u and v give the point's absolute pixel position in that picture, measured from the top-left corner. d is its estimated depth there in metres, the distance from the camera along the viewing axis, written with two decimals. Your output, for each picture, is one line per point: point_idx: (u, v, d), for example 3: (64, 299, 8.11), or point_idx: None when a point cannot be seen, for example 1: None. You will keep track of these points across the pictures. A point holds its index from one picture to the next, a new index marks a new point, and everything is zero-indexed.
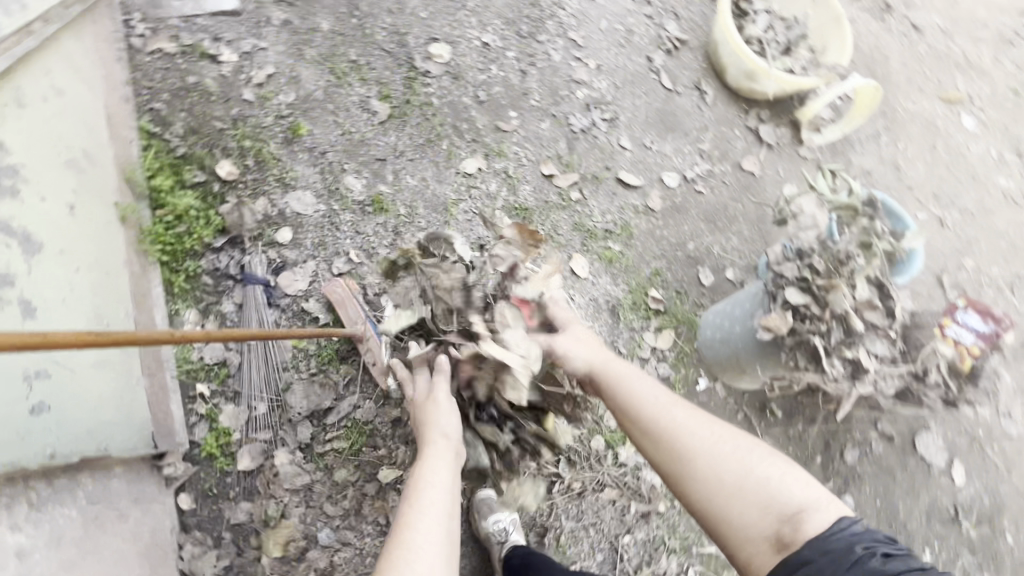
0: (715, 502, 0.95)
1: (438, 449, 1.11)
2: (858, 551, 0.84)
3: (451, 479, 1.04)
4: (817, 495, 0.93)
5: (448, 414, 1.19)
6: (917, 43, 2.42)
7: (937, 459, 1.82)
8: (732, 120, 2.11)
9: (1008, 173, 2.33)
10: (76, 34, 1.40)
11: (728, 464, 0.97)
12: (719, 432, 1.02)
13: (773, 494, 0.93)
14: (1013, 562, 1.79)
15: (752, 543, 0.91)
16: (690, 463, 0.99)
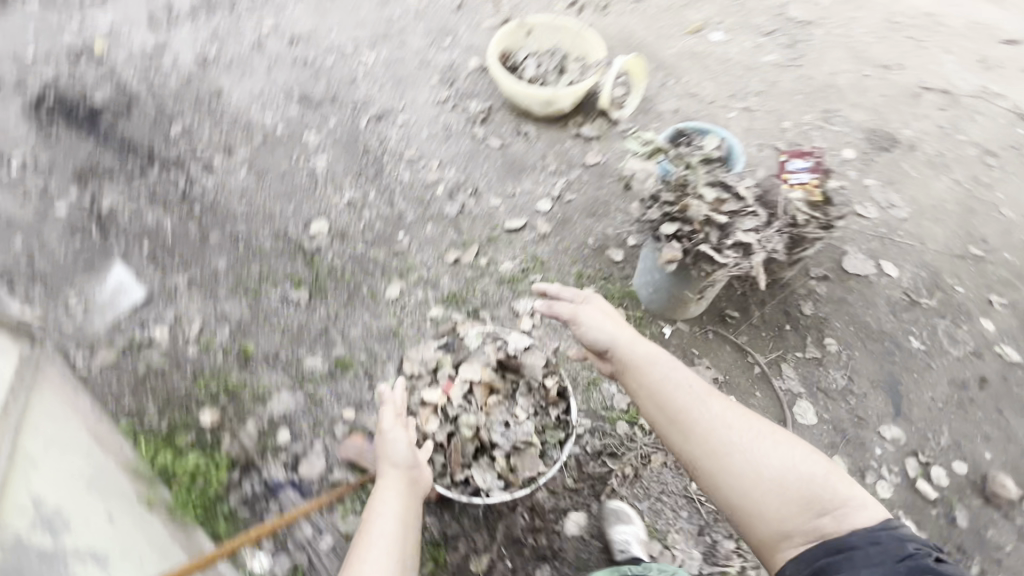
0: (757, 492, 1.14)
1: (392, 482, 1.26)
2: (912, 549, 1.01)
3: (403, 510, 1.21)
4: (847, 489, 1.12)
5: (400, 446, 1.30)
6: (646, 12, 3.04)
7: (866, 271, 2.14)
8: (559, 138, 2.55)
9: (766, 53, 2.90)
10: (49, 371, 1.55)
11: (773, 458, 1.16)
12: (758, 430, 1.21)
13: (816, 489, 1.12)
14: (973, 305, 2.08)
15: (786, 531, 1.10)
16: (731, 459, 1.17)
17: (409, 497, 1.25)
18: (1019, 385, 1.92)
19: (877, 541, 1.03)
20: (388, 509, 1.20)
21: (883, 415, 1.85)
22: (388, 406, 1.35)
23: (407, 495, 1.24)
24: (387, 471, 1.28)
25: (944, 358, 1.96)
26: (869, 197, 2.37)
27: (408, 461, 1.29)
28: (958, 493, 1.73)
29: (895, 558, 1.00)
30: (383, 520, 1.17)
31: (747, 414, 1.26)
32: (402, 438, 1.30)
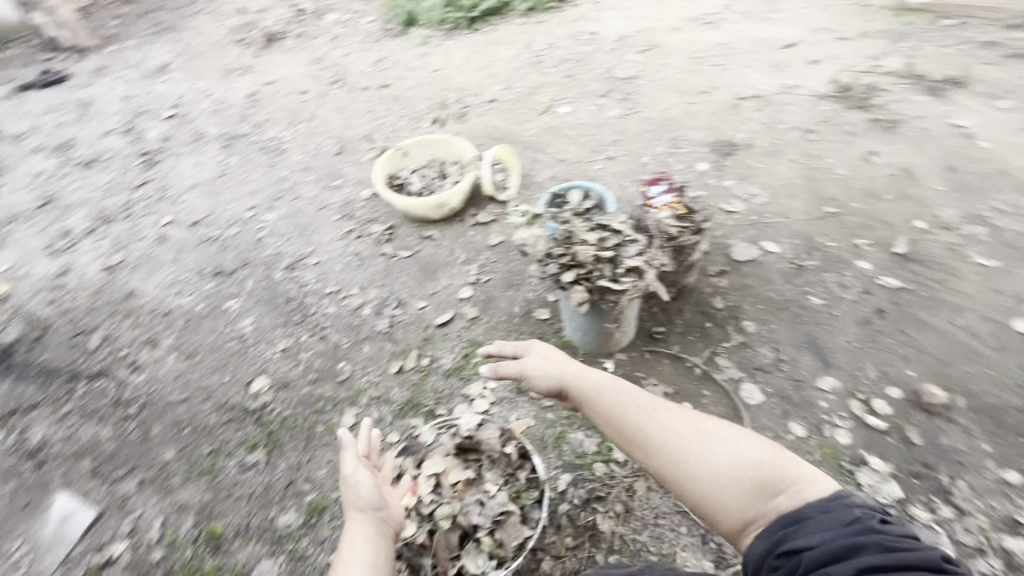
0: (716, 488, 1.18)
1: (359, 525, 1.28)
2: (860, 514, 1.03)
3: (371, 550, 1.24)
4: (796, 466, 1.14)
5: (364, 487, 1.33)
6: (501, 110, 3.53)
7: (751, 256, 2.43)
8: (461, 233, 2.79)
9: (608, 111, 3.41)
10: None
11: (724, 453, 1.20)
12: (706, 428, 1.25)
13: (769, 473, 1.15)
14: (846, 254, 2.39)
15: (748, 520, 1.14)
16: (687, 464, 1.22)
17: (376, 537, 1.28)
18: (909, 304, 2.16)
19: (827, 509, 1.04)
20: (356, 550, 1.22)
21: (815, 370, 2.03)
22: (350, 450, 1.39)
23: (373, 538, 1.27)
24: (354, 516, 1.31)
25: (842, 304, 2.21)
26: (730, 196, 2.74)
27: (373, 500, 1.31)
28: (903, 415, 1.87)
29: (842, 522, 1.02)
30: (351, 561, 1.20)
31: (693, 413, 1.30)
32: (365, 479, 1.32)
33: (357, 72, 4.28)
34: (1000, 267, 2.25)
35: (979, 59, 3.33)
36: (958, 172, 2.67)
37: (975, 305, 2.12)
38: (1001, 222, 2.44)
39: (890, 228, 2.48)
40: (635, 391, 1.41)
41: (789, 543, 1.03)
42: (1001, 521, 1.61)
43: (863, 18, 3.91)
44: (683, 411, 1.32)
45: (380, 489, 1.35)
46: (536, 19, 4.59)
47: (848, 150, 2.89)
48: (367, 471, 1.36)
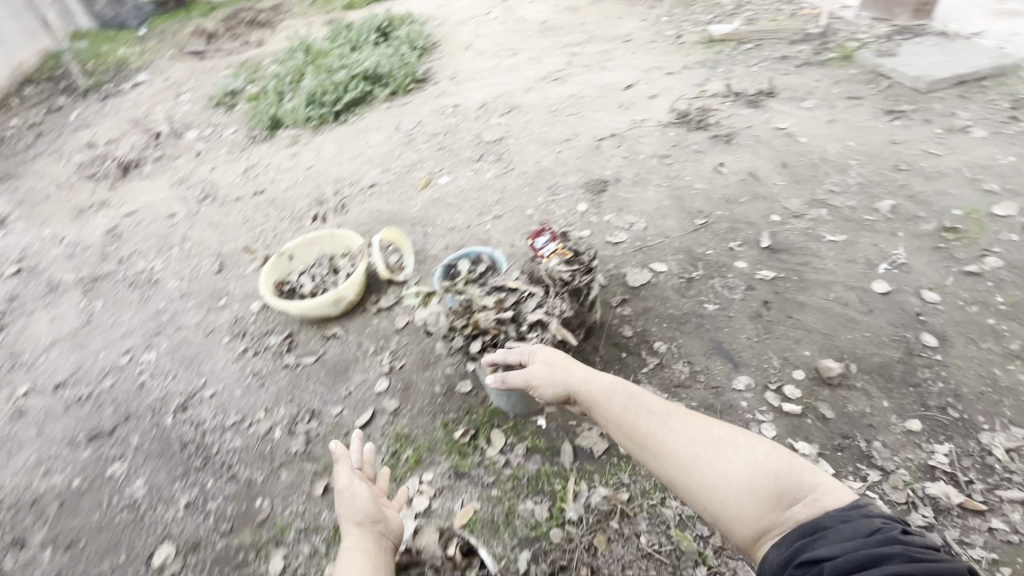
0: (731, 495, 1.32)
1: (354, 532, 1.52)
2: (883, 525, 1.14)
3: (364, 553, 1.47)
4: (806, 473, 1.29)
5: (359, 500, 1.55)
6: (383, 193, 3.55)
7: (646, 280, 2.56)
8: (365, 323, 2.69)
9: (485, 173, 3.55)
10: None
11: (741, 461, 1.34)
12: (722, 438, 1.39)
13: (783, 480, 1.30)
14: (725, 258, 2.60)
15: (761, 528, 1.27)
16: (703, 473, 1.35)
17: (369, 543, 1.51)
18: (787, 291, 2.36)
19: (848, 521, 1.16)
20: (353, 556, 1.46)
21: (728, 373, 2.12)
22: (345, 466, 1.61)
23: (368, 543, 1.50)
24: (352, 526, 1.53)
25: (734, 304, 2.37)
26: (614, 229, 2.91)
27: (366, 512, 1.54)
28: (812, 394, 2.00)
29: (863, 534, 1.13)
30: (347, 565, 1.44)
31: (708, 425, 1.45)
32: (360, 493, 1.54)
33: (227, 183, 4.14)
34: (847, 240, 2.55)
35: (780, 71, 3.91)
36: (791, 166, 3.05)
37: (838, 277, 2.37)
38: (836, 201, 2.79)
39: (754, 226, 2.74)
40: (651, 403, 1.55)
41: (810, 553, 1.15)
42: (919, 470, 1.72)
43: (682, 53, 4.48)
44: (699, 423, 1.46)
45: (374, 501, 1.57)
46: (399, 101, 4.77)
47: (700, 166, 3.21)
48: (362, 486, 1.58)
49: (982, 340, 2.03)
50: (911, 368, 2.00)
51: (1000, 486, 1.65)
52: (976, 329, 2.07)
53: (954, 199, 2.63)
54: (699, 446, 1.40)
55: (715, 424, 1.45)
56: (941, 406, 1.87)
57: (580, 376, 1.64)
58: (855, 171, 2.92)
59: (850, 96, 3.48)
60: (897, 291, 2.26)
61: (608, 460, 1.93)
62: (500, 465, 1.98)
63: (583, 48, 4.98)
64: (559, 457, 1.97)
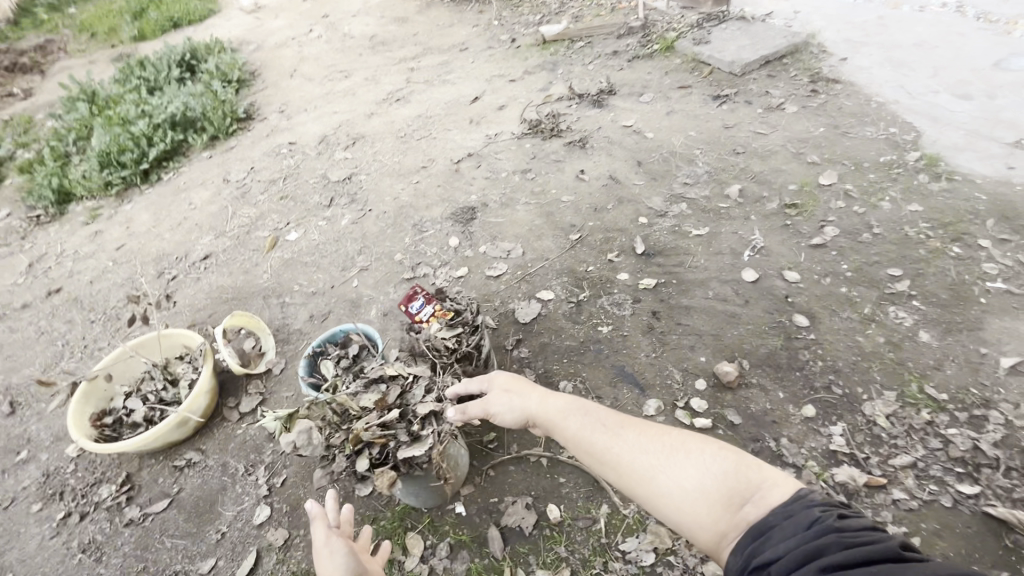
0: (684, 501, 1.34)
1: None
2: (818, 513, 1.15)
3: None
4: (756, 472, 1.31)
5: (338, 555, 1.43)
6: (220, 264, 2.99)
7: (537, 313, 2.43)
8: (227, 437, 2.22)
9: (339, 220, 3.15)
10: None
11: (691, 467, 1.37)
12: (672, 446, 1.42)
13: (733, 484, 1.32)
14: (608, 272, 2.55)
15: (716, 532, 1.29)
16: (657, 483, 1.39)
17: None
18: (671, 296, 2.37)
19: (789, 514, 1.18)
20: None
21: (637, 399, 2.06)
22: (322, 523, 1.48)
23: None
24: None
25: (626, 321, 2.32)
26: (492, 261, 2.74)
27: (346, 567, 1.41)
28: (717, 402, 2.00)
29: (802, 525, 1.16)
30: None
31: (662, 433, 1.47)
32: (339, 545, 1.43)
33: (5, 287, 3.22)
34: (710, 232, 2.64)
35: (614, 68, 4.01)
36: (646, 164, 3.11)
37: (712, 272, 2.43)
38: (692, 193, 2.89)
39: (626, 233, 2.74)
40: (605, 419, 1.57)
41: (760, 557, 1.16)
42: (824, 458, 1.80)
43: (520, 57, 4.43)
44: (651, 433, 1.48)
45: (353, 555, 1.45)
46: (222, 144, 4.10)
47: (563, 176, 3.16)
48: (341, 541, 1.46)
49: (841, 311, 2.20)
50: (793, 353, 2.10)
51: (891, 455, 1.77)
52: (834, 301, 2.24)
53: (788, 175, 2.85)
54: (650, 457, 1.43)
55: (667, 433, 1.47)
56: (826, 386, 1.98)
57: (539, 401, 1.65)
58: (702, 160, 3.06)
59: (681, 85, 3.66)
60: (763, 276, 2.37)
61: (539, 534, 1.77)
62: None
63: (420, 61, 4.71)
64: (489, 547, 1.76)
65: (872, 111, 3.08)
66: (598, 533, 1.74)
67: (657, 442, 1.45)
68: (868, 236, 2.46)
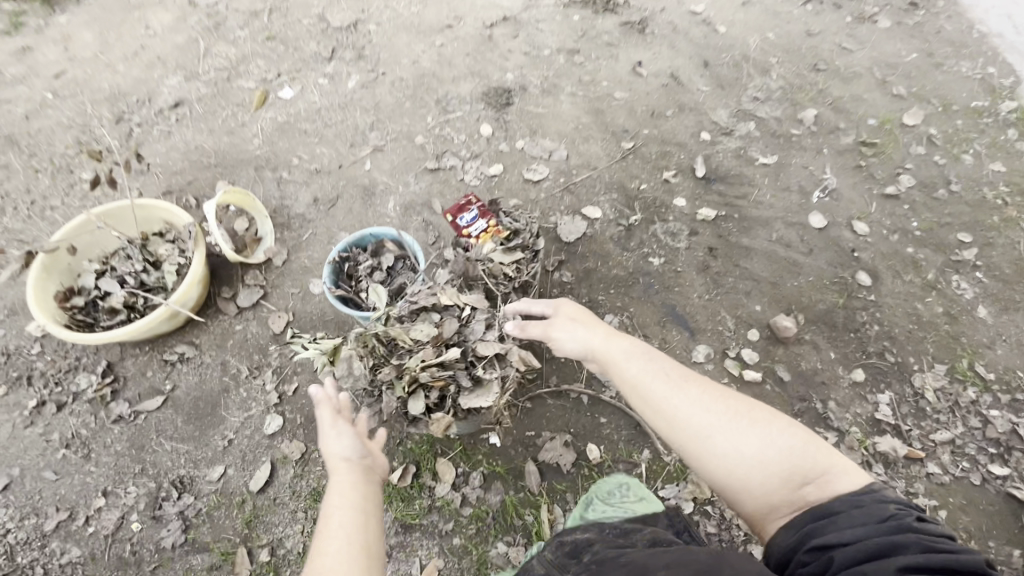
0: (741, 471, 1.19)
1: (345, 473, 1.21)
2: (892, 510, 1.06)
3: (355, 498, 1.16)
4: (829, 458, 1.17)
5: (346, 439, 1.25)
6: (194, 117, 2.43)
7: (583, 232, 2.16)
8: (225, 333, 1.95)
9: (343, 78, 2.56)
10: None
11: (755, 436, 1.20)
12: (739, 409, 1.25)
13: (798, 462, 1.17)
14: (663, 195, 2.27)
15: (768, 500, 1.17)
16: (715, 443, 1.21)
17: (358, 486, 1.19)
18: (731, 233, 2.16)
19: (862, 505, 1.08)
20: (344, 501, 1.15)
21: (686, 344, 1.94)
22: (327, 407, 1.28)
23: (363, 484, 1.20)
24: (340, 465, 1.23)
25: (680, 256, 2.11)
26: (531, 161, 2.37)
27: (355, 452, 1.24)
28: (768, 356, 1.92)
29: (877, 519, 1.05)
30: (337, 515, 1.12)
31: (727, 395, 1.29)
32: (347, 429, 1.25)
33: None
34: (779, 162, 2.36)
35: None
36: (714, 65, 2.66)
37: (778, 212, 2.21)
38: (762, 111, 2.53)
39: (686, 149, 2.41)
40: (668, 369, 1.37)
41: (820, 537, 1.08)
42: (869, 425, 1.79)
43: None
44: (716, 393, 1.30)
45: (361, 439, 1.28)
46: None
47: (617, 65, 2.66)
48: (348, 425, 1.28)
49: (905, 274, 2.08)
50: (851, 313, 2.00)
51: (932, 429, 1.78)
52: (899, 262, 2.10)
53: (870, 105, 2.53)
54: (711, 416, 1.25)
55: (733, 397, 1.29)
56: (879, 352, 1.92)
57: (602, 341, 1.45)
58: (778, 72, 2.64)
59: None
60: (832, 224, 2.18)
61: (578, 473, 1.72)
62: (457, 507, 1.66)
63: None
64: (525, 480, 1.71)
65: (972, 43, 2.70)
66: (638, 477, 1.72)
67: (722, 403, 1.27)
68: (944, 192, 2.27)
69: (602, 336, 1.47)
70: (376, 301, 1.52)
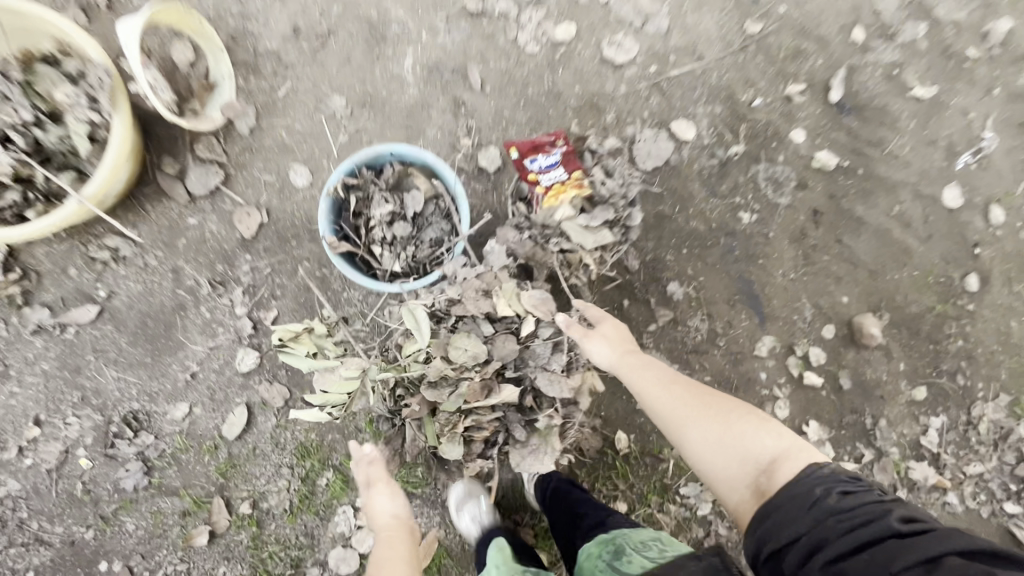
0: (707, 462, 1.04)
1: (393, 535, 1.19)
2: (817, 491, 0.92)
3: (407, 559, 1.14)
4: (789, 444, 1.02)
5: (394, 499, 1.23)
6: None
7: (664, 161, 1.61)
8: (173, 228, 1.44)
9: None
10: None
11: (720, 424, 1.06)
12: (711, 399, 1.11)
13: (760, 449, 1.02)
14: (778, 123, 1.67)
15: (733, 489, 1.01)
16: (685, 432, 1.08)
17: (408, 547, 1.17)
18: (846, 196, 1.68)
19: (785, 500, 0.93)
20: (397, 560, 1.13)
21: (752, 331, 1.63)
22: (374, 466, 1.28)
23: (413, 548, 1.18)
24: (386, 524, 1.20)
25: (776, 216, 1.65)
26: (616, 27, 1.61)
27: (405, 509, 1.24)
28: (836, 359, 1.67)
29: (804, 507, 0.91)
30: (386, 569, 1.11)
31: (709, 389, 1.14)
32: (396, 492, 1.24)
33: None
34: (938, 97, 1.73)
35: None
36: None
37: (911, 175, 1.71)
38: (947, 5, 1.72)
39: (827, 52, 1.70)
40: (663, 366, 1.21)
41: (767, 545, 0.93)
42: (909, 448, 1.68)
43: None
44: (699, 387, 1.15)
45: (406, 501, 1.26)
46: None
47: None
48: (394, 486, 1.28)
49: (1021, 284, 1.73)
50: (940, 322, 1.71)
51: (967, 460, 1.70)
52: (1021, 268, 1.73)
53: None
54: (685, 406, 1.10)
55: (709, 392, 1.13)
56: (951, 371, 1.71)
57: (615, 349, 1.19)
58: None
59: None
60: (966, 206, 1.72)
61: (601, 460, 1.56)
62: None
63: None
64: None
65: None
66: (662, 472, 1.57)
67: (695, 398, 1.11)
68: None
69: (614, 349, 1.17)
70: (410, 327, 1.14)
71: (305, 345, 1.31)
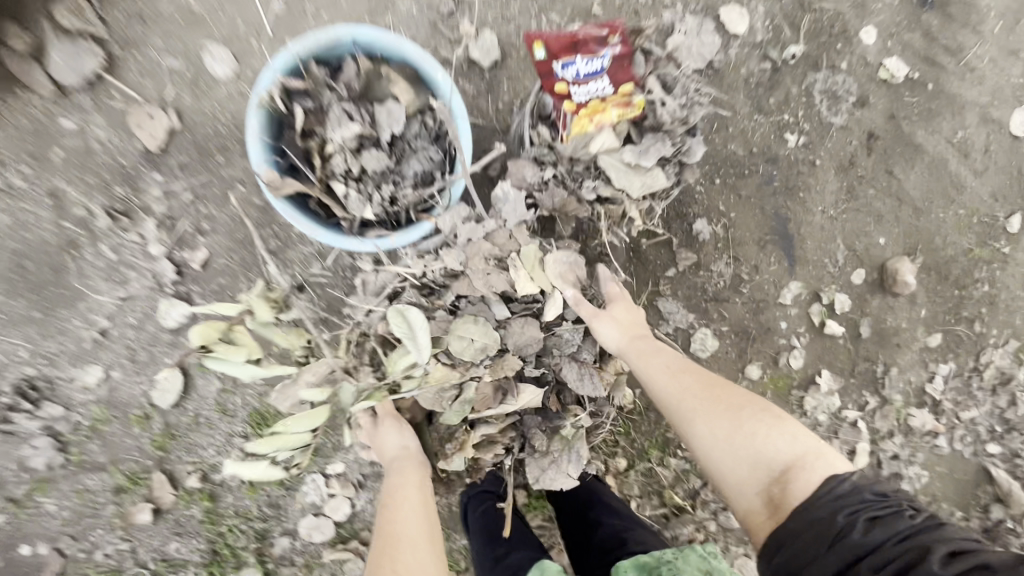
0: (716, 461, 0.97)
1: (401, 473, 1.07)
2: (841, 520, 0.82)
3: (418, 495, 1.03)
4: (806, 447, 0.93)
5: (398, 434, 1.11)
6: None
7: (705, 64, 1.27)
8: (43, 136, 1.06)
9: None
10: None
11: (730, 421, 0.98)
12: (723, 393, 1.02)
13: (773, 452, 0.93)
14: (848, 16, 1.32)
15: (743, 492, 0.94)
16: (692, 427, 1.00)
17: (420, 480, 1.06)
18: (908, 117, 1.40)
19: (807, 527, 0.84)
20: (405, 498, 1.02)
21: (779, 277, 1.43)
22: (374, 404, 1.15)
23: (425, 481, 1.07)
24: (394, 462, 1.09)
25: (827, 140, 1.37)
26: None
27: (415, 443, 1.12)
28: (860, 307, 1.51)
29: (828, 540, 0.82)
30: (406, 515, 0.99)
31: (721, 381, 1.05)
32: (402, 429, 1.11)
33: None
34: None
35: None
36: None
37: (983, 94, 1.43)
38: None
39: None
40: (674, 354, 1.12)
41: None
42: (911, 394, 1.62)
43: None
44: (712, 379, 1.06)
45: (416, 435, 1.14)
46: None
47: None
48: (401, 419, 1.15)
49: None
50: (969, 267, 1.56)
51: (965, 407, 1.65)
52: None
53: None
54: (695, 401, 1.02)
55: (724, 385, 1.05)
56: (969, 318, 1.60)
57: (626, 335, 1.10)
58: None
59: None
60: None
61: None
62: None
63: None
64: None
65: None
66: (666, 427, 1.46)
67: (707, 391, 1.03)
68: None
69: (623, 333, 1.10)
70: (403, 334, 1.02)
71: (244, 348, 1.02)
